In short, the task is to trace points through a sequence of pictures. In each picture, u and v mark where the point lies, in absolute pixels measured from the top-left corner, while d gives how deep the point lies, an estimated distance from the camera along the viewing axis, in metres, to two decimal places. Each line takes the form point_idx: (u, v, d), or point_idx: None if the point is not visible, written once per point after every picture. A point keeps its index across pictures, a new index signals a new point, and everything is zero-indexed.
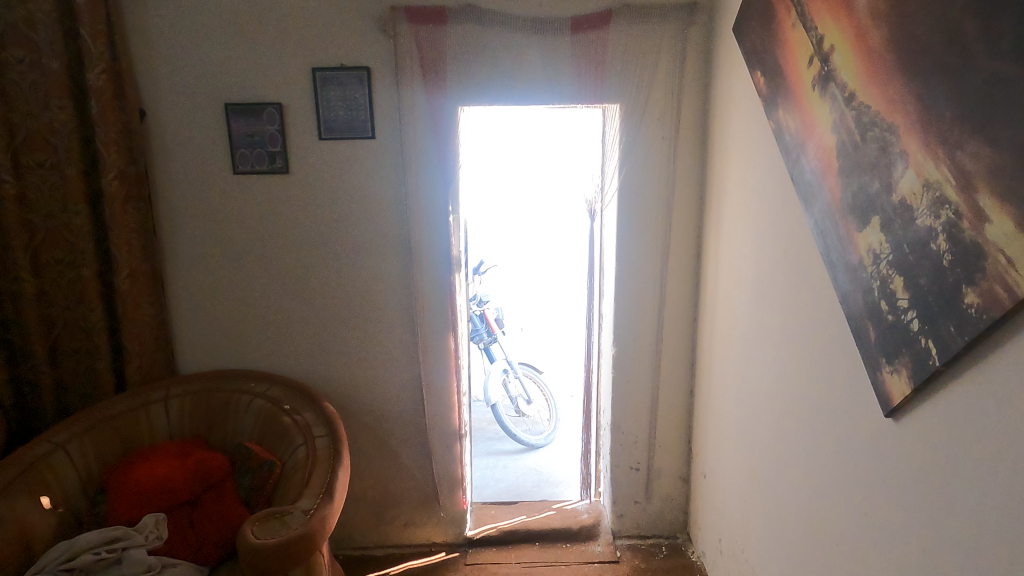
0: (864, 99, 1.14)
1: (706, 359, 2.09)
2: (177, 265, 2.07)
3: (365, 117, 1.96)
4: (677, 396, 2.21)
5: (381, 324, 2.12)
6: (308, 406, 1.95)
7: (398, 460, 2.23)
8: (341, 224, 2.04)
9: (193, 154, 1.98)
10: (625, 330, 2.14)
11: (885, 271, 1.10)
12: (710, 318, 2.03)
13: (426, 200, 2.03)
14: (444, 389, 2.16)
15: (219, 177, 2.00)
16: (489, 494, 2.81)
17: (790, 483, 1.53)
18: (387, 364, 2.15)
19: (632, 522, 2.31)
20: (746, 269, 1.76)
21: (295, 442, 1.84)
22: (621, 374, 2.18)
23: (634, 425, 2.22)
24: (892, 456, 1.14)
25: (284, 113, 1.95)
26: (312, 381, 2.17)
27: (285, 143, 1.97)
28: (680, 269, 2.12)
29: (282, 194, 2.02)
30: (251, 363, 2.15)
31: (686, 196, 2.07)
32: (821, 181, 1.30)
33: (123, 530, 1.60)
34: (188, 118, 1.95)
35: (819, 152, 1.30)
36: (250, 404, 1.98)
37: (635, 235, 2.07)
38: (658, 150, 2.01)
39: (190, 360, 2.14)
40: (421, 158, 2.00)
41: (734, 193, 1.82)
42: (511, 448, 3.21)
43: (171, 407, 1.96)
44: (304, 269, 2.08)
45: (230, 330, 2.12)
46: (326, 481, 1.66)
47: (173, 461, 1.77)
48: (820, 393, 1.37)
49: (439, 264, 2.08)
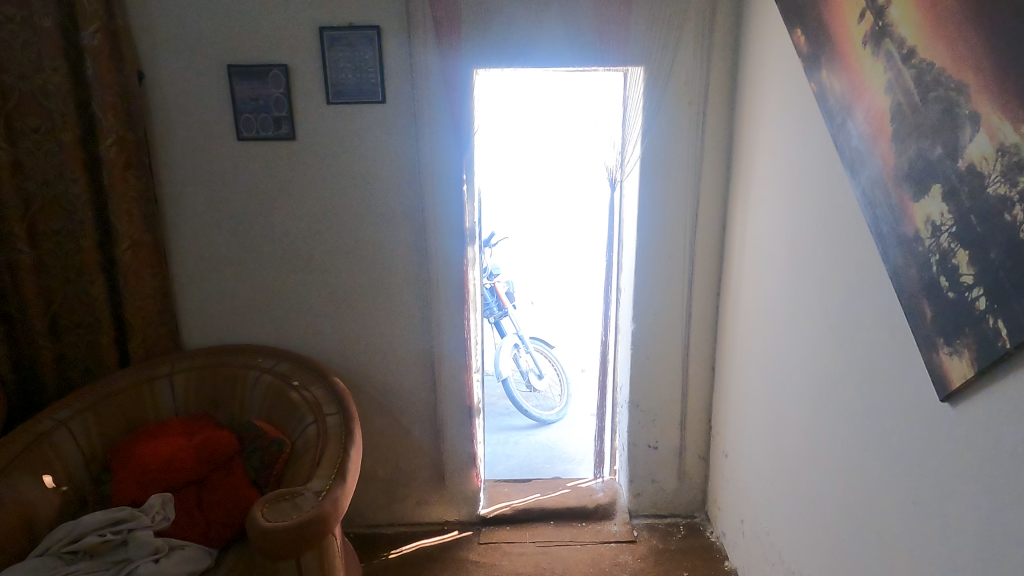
0: (926, 56, 1.04)
1: (729, 335, 2.01)
2: (180, 237, 1.98)
3: (375, 79, 1.86)
4: (698, 374, 2.14)
5: (393, 298, 2.05)
6: (317, 383, 1.88)
7: (409, 438, 2.17)
8: (351, 194, 1.96)
9: (195, 118, 1.88)
10: (645, 305, 2.07)
11: (945, 244, 1.01)
12: (735, 293, 1.95)
13: (439, 169, 1.94)
14: (456, 366, 2.10)
15: (222, 143, 1.90)
16: (500, 470, 2.77)
17: (825, 471, 1.46)
18: (399, 340, 2.08)
19: (649, 501, 2.25)
20: (778, 242, 1.66)
21: (305, 420, 1.76)
22: (640, 350, 2.11)
23: (653, 402, 2.15)
24: (949, 444, 1.06)
25: (290, 76, 1.85)
26: (320, 357, 2.10)
27: (291, 108, 1.87)
28: (705, 242, 2.03)
29: (288, 163, 1.93)
30: (258, 338, 2.08)
31: (712, 166, 1.97)
32: (871, 147, 1.20)
33: (129, 511, 1.53)
34: (188, 80, 1.85)
35: (869, 115, 1.21)
36: (257, 380, 1.90)
37: (656, 206, 1.98)
38: (683, 114, 1.91)
39: (195, 336, 2.07)
40: (434, 125, 1.90)
41: (765, 160, 1.72)
42: (521, 424, 3.16)
43: (176, 383, 1.89)
44: (313, 242, 2.00)
45: (236, 303, 2.05)
46: (337, 460, 1.60)
47: (178, 438, 1.71)
48: (862, 376, 1.30)
49: (453, 235, 2.00)
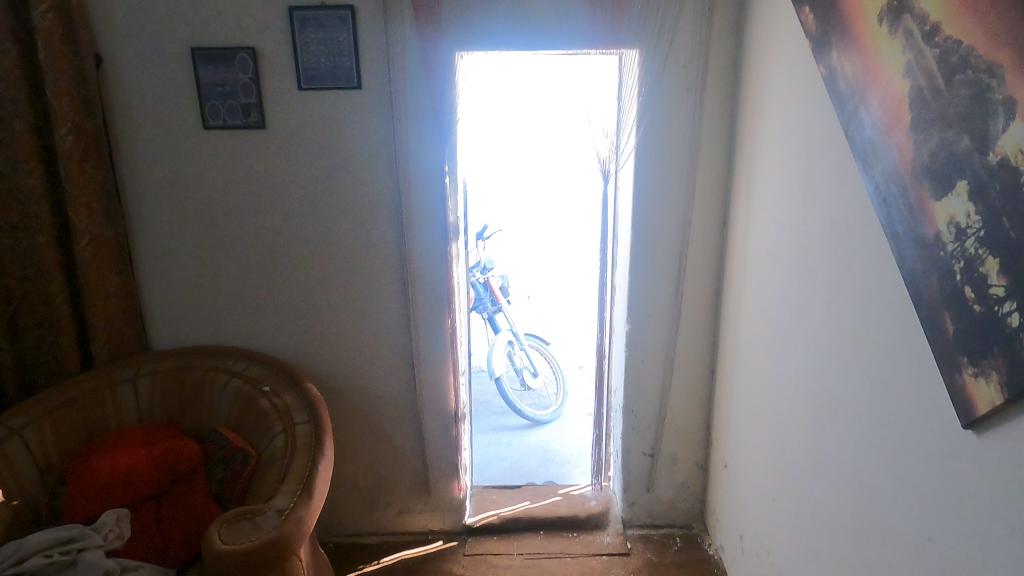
0: (951, 33, 0.91)
1: (729, 338, 1.89)
2: (145, 232, 1.87)
3: (349, 63, 1.73)
4: (696, 378, 2.01)
5: (372, 296, 1.93)
6: (288, 389, 1.76)
7: (390, 444, 2.06)
8: (325, 186, 1.84)
9: (158, 105, 1.76)
10: (640, 305, 1.94)
11: (971, 249, 0.88)
12: (736, 293, 1.82)
13: (419, 160, 1.82)
14: (439, 369, 1.98)
15: (187, 132, 1.78)
16: (491, 474, 2.66)
17: (830, 491, 1.34)
18: (379, 341, 1.97)
19: (643, 510, 2.13)
20: (783, 240, 1.53)
21: (273, 429, 1.65)
22: (635, 353, 1.98)
23: (648, 407, 2.03)
24: (972, 476, 0.93)
25: (258, 59, 1.72)
26: (295, 359, 1.98)
27: (259, 94, 1.75)
28: (704, 238, 1.90)
29: (258, 153, 1.80)
30: (230, 339, 1.97)
31: (712, 157, 1.83)
32: (886, 138, 1.07)
33: (80, 530, 1.43)
34: (150, 64, 1.73)
35: (884, 101, 1.07)
36: (226, 385, 1.79)
37: (652, 201, 1.86)
38: (681, 101, 1.78)
39: (163, 336, 1.96)
40: (413, 112, 1.78)
41: (769, 150, 1.59)
42: (515, 424, 3.05)
43: (140, 387, 1.78)
44: (286, 238, 1.88)
45: (207, 303, 1.93)
46: (304, 474, 1.49)
47: (136, 448, 1.60)
48: (874, 393, 1.17)
49: (435, 230, 1.88)
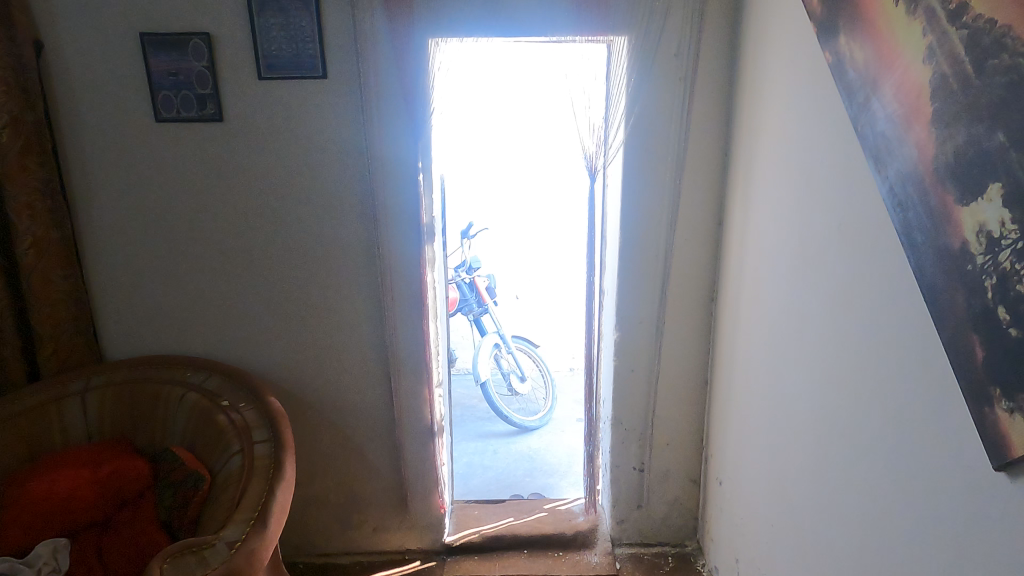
0: (982, 11, 0.78)
1: (724, 346, 1.76)
2: (95, 234, 1.73)
3: (313, 50, 1.59)
4: (690, 389, 1.89)
5: (342, 302, 1.80)
6: (248, 403, 1.63)
7: (364, 459, 1.93)
8: (289, 185, 1.70)
9: (106, 96, 1.62)
10: (630, 311, 1.81)
11: (1006, 263, 0.76)
12: (732, 299, 1.70)
13: (391, 155, 1.68)
14: (415, 380, 1.85)
15: (139, 126, 1.65)
16: (476, 484, 2.53)
17: (835, 523, 1.22)
18: (350, 350, 1.84)
19: (634, 528, 2.01)
20: (784, 244, 1.41)
21: (229, 449, 1.52)
22: (624, 362, 1.86)
23: (638, 420, 1.91)
24: (1002, 524, 0.81)
25: (213, 46, 1.58)
26: (260, 370, 1.85)
27: (216, 84, 1.61)
28: (697, 240, 1.77)
29: (217, 149, 1.67)
30: (190, 348, 1.83)
31: (706, 153, 1.70)
32: (902, 132, 0.94)
33: (11, 563, 1.32)
34: (96, 52, 1.59)
35: (900, 90, 0.94)
36: (181, 399, 1.66)
37: (642, 200, 1.73)
38: (673, 92, 1.65)
39: (117, 346, 1.82)
40: (384, 105, 1.64)
41: (769, 146, 1.46)
42: (502, 430, 2.93)
43: (89, 402, 1.65)
44: (249, 240, 1.74)
45: (164, 310, 1.80)
46: (259, 501, 1.36)
47: (79, 469, 1.47)
48: (886, 421, 1.05)
49: (409, 231, 1.74)
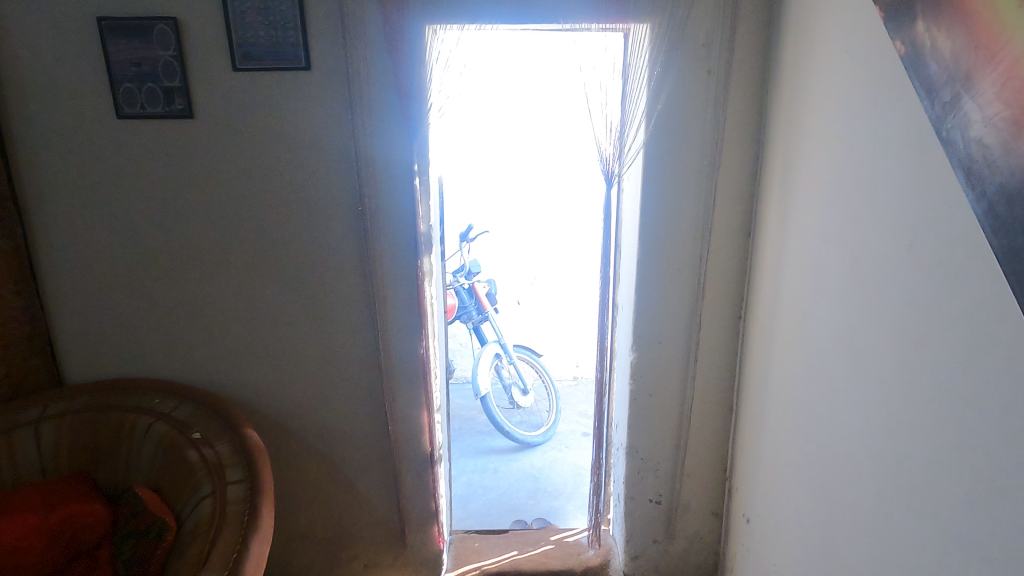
0: None
1: (754, 371, 1.59)
2: (50, 244, 1.54)
3: (295, 38, 1.40)
4: (713, 415, 1.72)
5: (329, 319, 1.62)
6: (223, 435, 1.45)
7: (353, 492, 1.75)
8: (269, 191, 1.52)
9: (58, 89, 1.43)
10: (648, 329, 1.64)
11: None
12: (765, 319, 1.52)
13: (384, 157, 1.50)
14: (410, 406, 1.68)
15: (98, 123, 1.46)
16: (476, 507, 2.35)
17: None
18: (337, 372, 1.66)
19: (649, 564, 1.84)
20: (832, 263, 1.23)
21: (200, 491, 1.34)
22: (642, 384, 1.69)
23: (656, 448, 1.74)
24: None
25: (181, 33, 1.40)
26: (239, 394, 1.67)
27: (185, 76, 1.42)
28: (725, 253, 1.59)
29: (187, 149, 1.48)
30: (161, 370, 1.65)
31: (736, 157, 1.53)
32: (1007, 140, 0.76)
33: None
34: (48, 39, 1.40)
35: (1005, 88, 0.77)
36: (148, 431, 1.48)
37: (663, 209, 1.55)
38: (700, 87, 1.47)
39: (79, 367, 1.64)
40: (376, 99, 1.46)
41: (815, 150, 1.28)
42: (502, 446, 2.76)
43: (44, 434, 1.48)
44: (225, 252, 1.56)
45: (130, 328, 1.61)
46: (230, 557, 1.19)
47: (26, 515, 1.30)
48: (962, 483, 0.88)
49: (404, 240, 1.56)
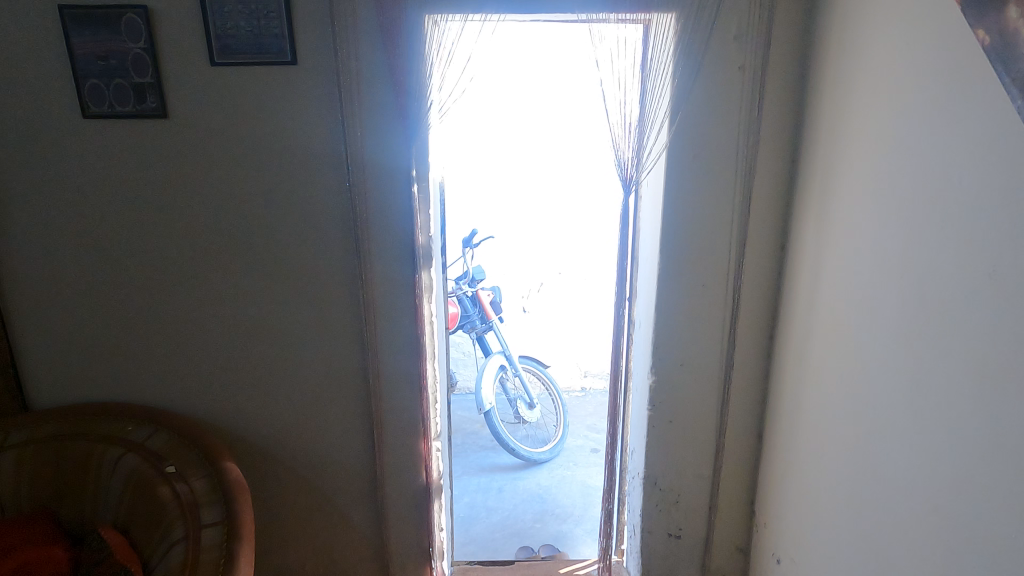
0: None
1: (786, 397, 1.44)
2: (12, 256, 1.40)
3: (279, 27, 1.26)
4: (738, 442, 1.57)
5: (317, 338, 1.47)
6: (199, 469, 1.30)
7: (345, 525, 1.61)
8: (251, 198, 1.38)
9: (19, 85, 1.29)
10: (669, 349, 1.50)
11: None
12: (799, 341, 1.37)
13: (378, 161, 1.36)
14: (407, 431, 1.53)
15: (61, 124, 1.32)
16: (478, 531, 2.21)
17: None
18: (327, 396, 1.51)
19: None
20: (881, 284, 1.08)
21: (170, 534, 1.20)
22: (661, 409, 1.54)
23: (676, 478, 1.59)
24: None
25: (153, 23, 1.26)
26: (220, 419, 1.53)
27: (157, 70, 1.28)
28: (755, 266, 1.45)
29: (160, 152, 1.34)
30: (135, 394, 1.51)
31: (769, 162, 1.38)
32: None
33: None
34: (5, 30, 1.26)
35: None
36: (117, 463, 1.33)
37: (687, 218, 1.41)
38: (730, 84, 1.32)
39: (46, 390, 1.50)
40: (369, 98, 1.32)
41: (863, 155, 1.13)
42: (507, 463, 2.62)
43: (4, 466, 1.34)
44: (203, 265, 1.42)
45: (101, 349, 1.47)
46: None
47: None
48: None
49: (401, 253, 1.42)
